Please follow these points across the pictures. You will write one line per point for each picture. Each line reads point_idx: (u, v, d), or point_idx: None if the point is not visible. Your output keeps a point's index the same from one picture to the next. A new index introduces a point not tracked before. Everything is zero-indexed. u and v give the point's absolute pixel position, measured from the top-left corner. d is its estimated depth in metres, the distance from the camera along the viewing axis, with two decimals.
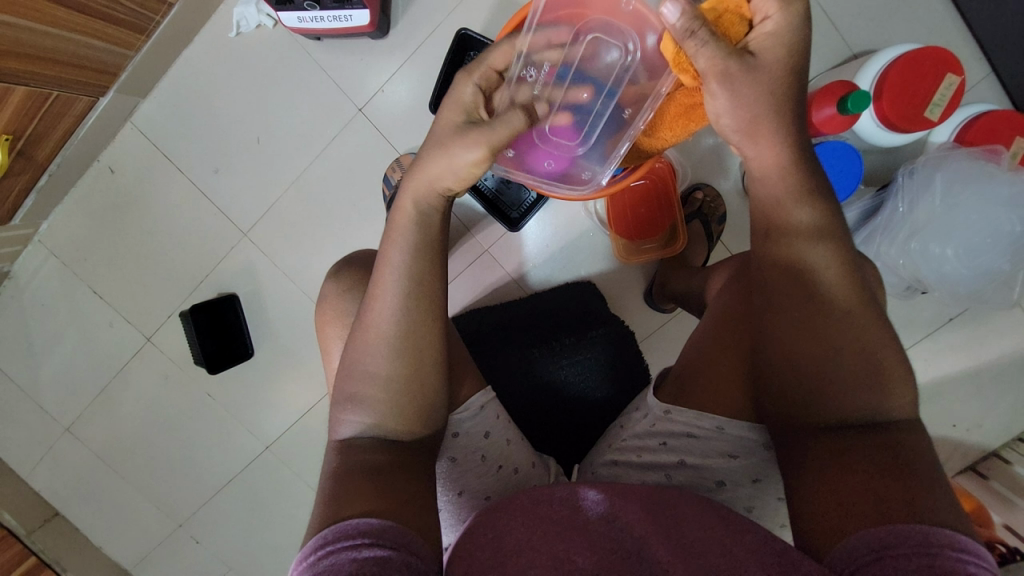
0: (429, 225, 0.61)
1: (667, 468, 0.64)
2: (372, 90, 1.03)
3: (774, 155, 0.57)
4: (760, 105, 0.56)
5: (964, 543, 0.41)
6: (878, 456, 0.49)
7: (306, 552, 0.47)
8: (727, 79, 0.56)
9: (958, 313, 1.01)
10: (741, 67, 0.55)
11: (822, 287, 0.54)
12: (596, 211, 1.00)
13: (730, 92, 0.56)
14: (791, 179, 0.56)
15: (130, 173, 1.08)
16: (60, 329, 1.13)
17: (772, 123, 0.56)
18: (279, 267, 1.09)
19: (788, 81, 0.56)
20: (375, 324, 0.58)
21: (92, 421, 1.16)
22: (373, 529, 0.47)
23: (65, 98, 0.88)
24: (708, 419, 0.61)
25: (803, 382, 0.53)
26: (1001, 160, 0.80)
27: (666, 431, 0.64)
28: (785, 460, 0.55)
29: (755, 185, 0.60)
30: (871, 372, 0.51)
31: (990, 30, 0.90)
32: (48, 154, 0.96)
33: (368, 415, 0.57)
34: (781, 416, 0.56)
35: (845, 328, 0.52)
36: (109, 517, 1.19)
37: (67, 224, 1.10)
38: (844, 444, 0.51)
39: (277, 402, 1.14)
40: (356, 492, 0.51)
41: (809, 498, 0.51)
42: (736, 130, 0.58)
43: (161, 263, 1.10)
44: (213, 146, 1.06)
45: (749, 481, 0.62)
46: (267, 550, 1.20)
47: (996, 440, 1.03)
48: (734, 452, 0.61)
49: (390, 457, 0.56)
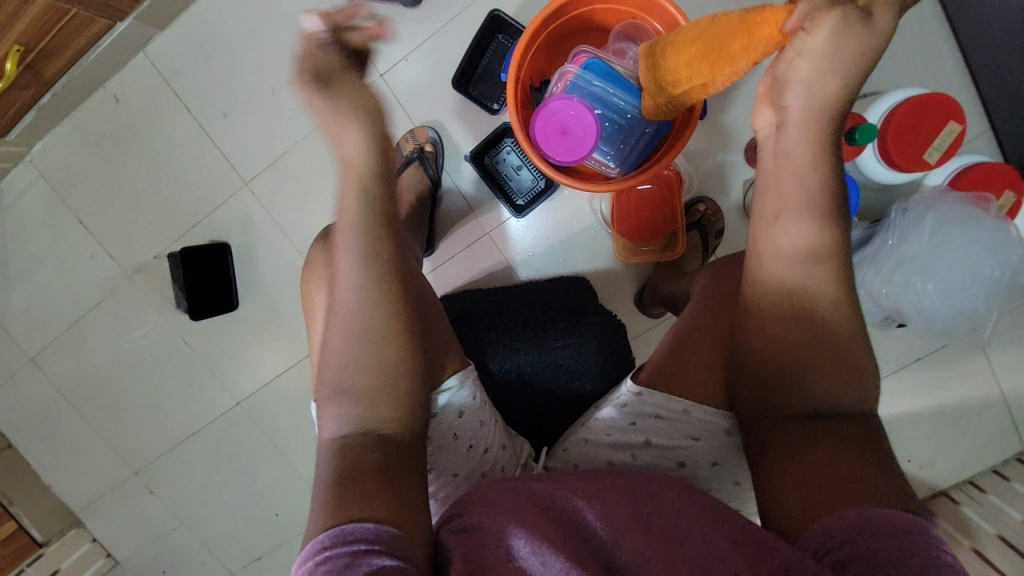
0: (382, 205, 0.66)
1: (633, 447, 0.66)
2: (396, 57, 1.02)
3: (815, 132, 0.55)
4: (840, 75, 0.53)
5: (930, 531, 0.44)
6: (846, 442, 0.51)
7: (309, 555, 0.48)
8: (840, 26, 0.51)
9: (924, 353, 1.08)
10: (857, 21, 0.50)
11: (811, 288, 0.55)
12: (600, 209, 1.02)
13: (832, 41, 0.51)
14: (819, 166, 0.55)
15: (135, 105, 1.05)
16: (41, 254, 1.10)
17: (832, 98, 0.54)
18: (275, 221, 1.08)
19: (842, 69, 0.53)
20: (341, 308, 0.62)
21: (60, 353, 1.13)
22: (371, 534, 0.48)
23: (83, 18, 0.87)
24: (675, 401, 0.64)
25: (779, 371, 0.56)
26: (989, 207, 0.81)
27: (636, 411, 0.66)
28: (753, 447, 0.57)
29: (780, 162, 0.57)
30: (842, 363, 0.54)
31: (996, 89, 0.95)
32: (56, 72, 0.94)
33: (348, 410, 0.59)
34: (754, 404, 0.58)
35: (821, 323, 0.54)
36: (64, 454, 1.17)
37: (61, 148, 1.07)
38: (815, 431, 0.53)
39: (256, 359, 1.13)
40: (352, 482, 0.53)
41: (780, 484, 0.53)
42: (801, 86, 0.54)
43: (155, 201, 1.08)
44: (225, 90, 1.04)
45: (708, 463, 0.64)
46: (224, 508, 1.18)
47: (945, 478, 1.09)
48: (697, 435, 0.63)
49: (382, 456, 0.56)
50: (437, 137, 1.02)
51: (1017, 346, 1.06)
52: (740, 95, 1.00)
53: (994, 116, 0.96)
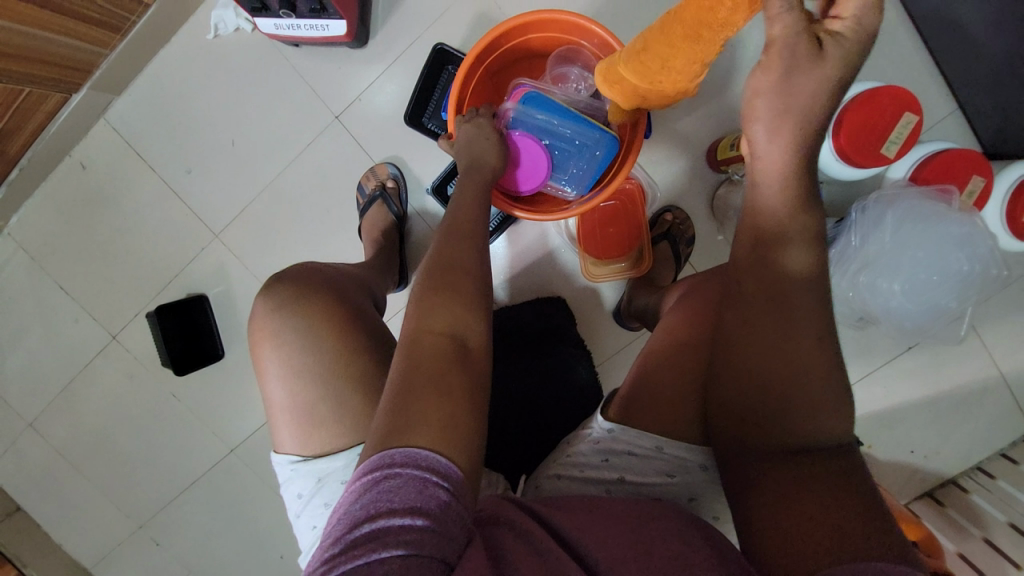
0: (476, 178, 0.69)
1: (608, 483, 0.63)
2: (350, 97, 1.02)
3: (785, 159, 0.53)
4: (801, 107, 0.51)
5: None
6: (833, 483, 0.48)
7: (369, 467, 0.44)
8: (791, 54, 0.50)
9: (916, 341, 1.05)
10: (810, 51, 0.50)
11: (795, 311, 0.52)
12: (566, 228, 1.01)
13: (787, 72, 0.50)
14: (791, 194, 0.53)
15: (102, 170, 1.07)
16: (26, 323, 1.12)
17: (800, 127, 0.52)
18: (249, 268, 1.09)
19: (801, 99, 0.51)
20: (458, 225, 0.63)
21: (54, 417, 1.16)
22: (441, 468, 0.44)
23: (37, 94, 0.88)
24: (648, 437, 0.62)
25: (761, 405, 0.52)
26: (953, 200, 0.79)
27: (609, 448, 0.64)
28: (738, 486, 0.54)
29: (755, 193, 0.56)
30: (830, 396, 0.51)
31: (957, 69, 0.92)
32: (19, 147, 0.96)
33: (429, 312, 0.54)
34: (737, 439, 0.54)
35: (802, 353, 0.51)
36: (69, 516, 1.19)
37: (35, 218, 1.09)
38: (801, 469, 0.50)
39: (246, 404, 1.14)
40: (420, 397, 0.48)
41: (766, 527, 0.49)
42: (764, 115, 0.53)
43: (131, 261, 1.10)
44: (187, 146, 1.06)
45: (686, 498, 0.63)
46: (229, 553, 1.19)
47: (953, 467, 1.06)
48: (671, 471, 0.62)
49: (450, 357, 0.51)
50: (398, 173, 1.02)
51: (1010, 325, 1.03)
52: (693, 101, 0.99)
53: (960, 96, 0.93)
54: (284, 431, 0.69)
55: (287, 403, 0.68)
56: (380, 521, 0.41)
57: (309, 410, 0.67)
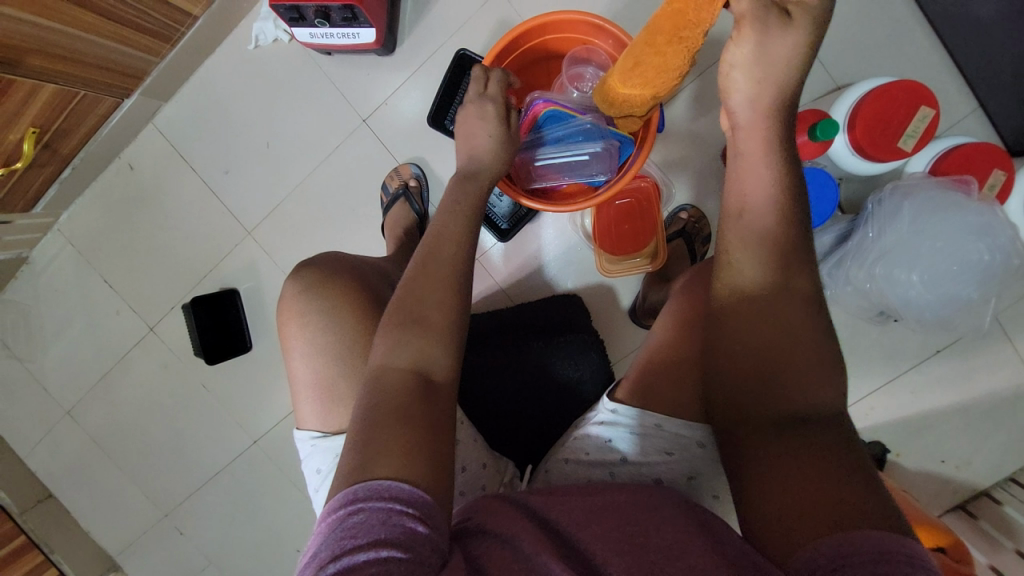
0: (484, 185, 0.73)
1: (611, 465, 0.65)
2: (378, 102, 1.08)
3: (765, 126, 0.57)
4: (776, 77, 0.57)
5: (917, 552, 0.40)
6: (826, 452, 0.49)
7: (334, 505, 0.46)
8: (761, 27, 0.56)
9: (944, 345, 1.02)
10: (778, 21, 0.56)
11: (786, 284, 0.53)
12: (583, 226, 1.03)
13: (760, 44, 0.56)
14: (773, 159, 0.57)
15: (147, 170, 1.14)
16: (70, 315, 1.19)
17: (775, 96, 0.57)
18: (278, 264, 1.14)
19: (776, 69, 0.57)
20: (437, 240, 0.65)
21: (91, 405, 1.21)
22: (404, 495, 0.46)
23: (92, 98, 0.95)
24: (649, 415, 0.64)
25: (752, 377, 0.53)
26: (971, 190, 0.78)
27: (612, 428, 0.66)
28: (730, 460, 0.54)
29: (738, 162, 0.59)
30: (821, 364, 0.51)
31: (976, 68, 0.92)
32: (72, 148, 1.02)
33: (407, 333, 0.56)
34: (728, 414, 0.55)
35: (794, 324, 0.52)
36: (100, 503, 1.23)
37: (84, 216, 1.16)
38: (792, 440, 0.50)
39: (270, 398, 1.18)
40: (388, 419, 0.50)
41: (762, 499, 0.50)
42: (743, 86, 0.58)
43: (169, 256, 1.16)
44: (225, 149, 1.12)
45: (685, 477, 0.64)
46: (249, 545, 1.22)
47: (986, 478, 1.02)
48: (670, 449, 0.63)
49: (421, 383, 0.54)
50: (420, 173, 1.07)
51: None
52: (709, 102, 1.01)
53: (980, 95, 0.93)
54: (307, 407, 0.72)
55: (311, 379, 0.71)
56: (344, 559, 0.42)
57: (330, 385, 0.70)
